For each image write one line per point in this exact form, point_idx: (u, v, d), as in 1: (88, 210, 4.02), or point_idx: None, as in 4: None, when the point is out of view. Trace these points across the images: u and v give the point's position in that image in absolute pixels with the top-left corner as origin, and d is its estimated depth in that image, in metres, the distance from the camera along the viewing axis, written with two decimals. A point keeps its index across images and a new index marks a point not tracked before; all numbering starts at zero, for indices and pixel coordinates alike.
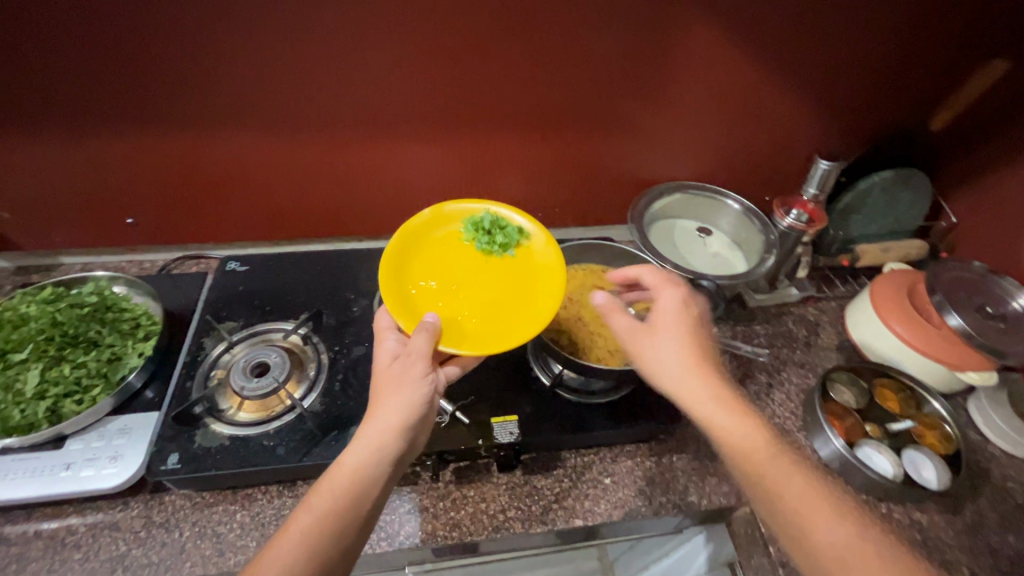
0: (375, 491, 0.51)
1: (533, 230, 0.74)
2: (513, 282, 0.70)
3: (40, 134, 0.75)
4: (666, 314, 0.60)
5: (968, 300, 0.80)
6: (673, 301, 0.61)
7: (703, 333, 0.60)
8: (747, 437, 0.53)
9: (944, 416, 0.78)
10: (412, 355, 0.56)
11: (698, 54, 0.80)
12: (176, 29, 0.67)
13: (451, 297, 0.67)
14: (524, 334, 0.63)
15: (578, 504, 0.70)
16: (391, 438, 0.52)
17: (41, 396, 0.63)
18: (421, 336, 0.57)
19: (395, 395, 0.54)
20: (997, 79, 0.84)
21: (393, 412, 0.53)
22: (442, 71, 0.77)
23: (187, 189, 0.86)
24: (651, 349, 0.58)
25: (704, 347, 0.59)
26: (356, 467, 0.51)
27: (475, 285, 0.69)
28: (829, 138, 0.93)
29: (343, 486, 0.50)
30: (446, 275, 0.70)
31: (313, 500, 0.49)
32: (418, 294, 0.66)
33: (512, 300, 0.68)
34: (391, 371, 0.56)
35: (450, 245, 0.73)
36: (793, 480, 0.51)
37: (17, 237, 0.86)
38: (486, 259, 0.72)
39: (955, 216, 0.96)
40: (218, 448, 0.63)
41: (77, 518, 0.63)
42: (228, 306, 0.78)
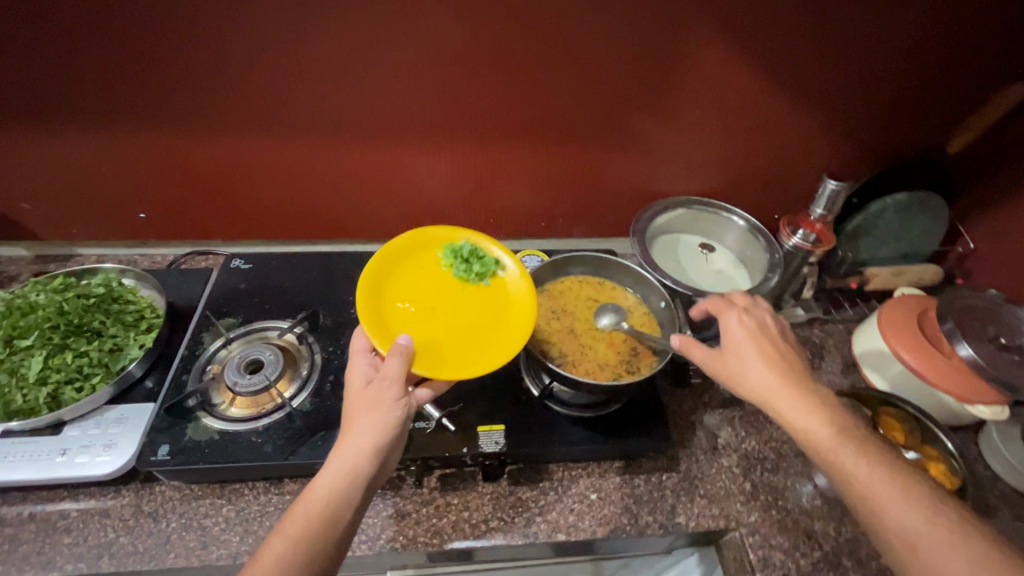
0: (348, 514, 0.51)
1: (509, 261, 0.74)
2: (485, 311, 0.71)
3: (59, 129, 0.77)
4: (732, 325, 0.63)
5: (981, 329, 0.77)
6: (734, 310, 0.64)
7: (774, 332, 0.62)
8: (824, 429, 0.54)
9: (951, 451, 0.74)
10: (386, 380, 0.57)
11: (706, 70, 0.79)
12: (188, 32, 0.69)
13: (424, 322, 0.69)
14: (490, 363, 0.64)
15: (562, 518, 0.69)
16: (364, 461, 0.53)
17: (43, 382, 0.65)
18: (395, 359, 0.58)
19: (367, 419, 0.54)
20: (1019, 102, 0.81)
21: (365, 436, 0.53)
22: (447, 79, 0.78)
23: (197, 186, 0.88)
24: (729, 362, 0.61)
25: (775, 348, 0.61)
26: (328, 491, 0.51)
27: (448, 312, 0.71)
28: (840, 158, 0.91)
29: (316, 510, 0.50)
30: (422, 299, 0.71)
31: (286, 526, 0.50)
32: (393, 316, 0.67)
33: (482, 330, 0.69)
34: (363, 395, 0.56)
35: (429, 269, 0.74)
36: (867, 465, 0.52)
37: (36, 227, 0.90)
38: (462, 286, 0.73)
39: (972, 242, 0.92)
40: (207, 442, 0.65)
41: (71, 502, 0.65)
42: (229, 302, 0.79)
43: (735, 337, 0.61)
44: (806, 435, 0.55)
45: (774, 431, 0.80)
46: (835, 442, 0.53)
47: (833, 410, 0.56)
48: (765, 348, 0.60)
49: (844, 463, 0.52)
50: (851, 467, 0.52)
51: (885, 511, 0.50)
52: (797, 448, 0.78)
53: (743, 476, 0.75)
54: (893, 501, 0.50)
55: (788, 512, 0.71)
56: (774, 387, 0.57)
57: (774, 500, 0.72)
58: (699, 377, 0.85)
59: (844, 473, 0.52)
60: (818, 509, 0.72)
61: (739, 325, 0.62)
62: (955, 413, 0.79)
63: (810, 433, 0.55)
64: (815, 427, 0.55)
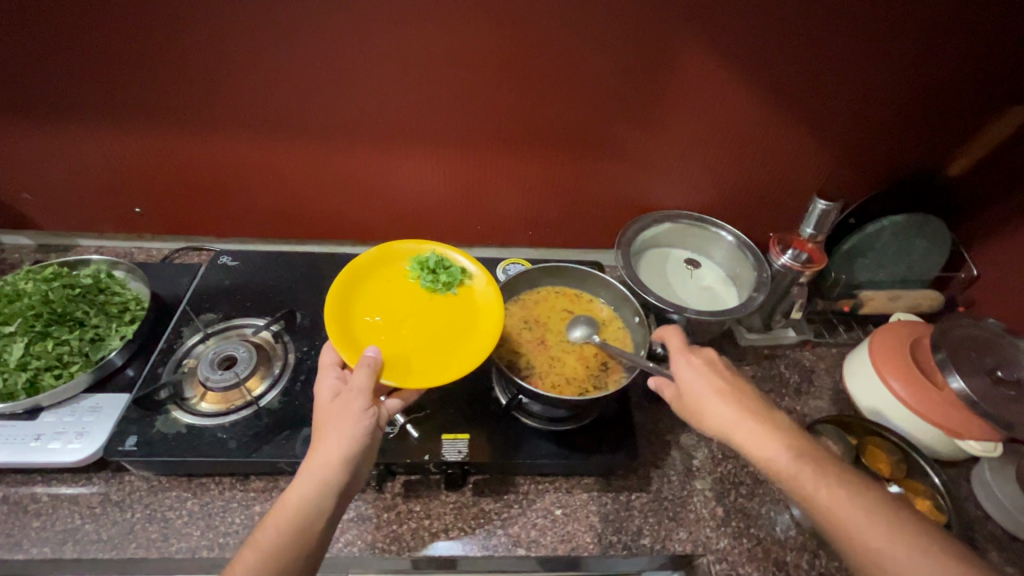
0: (320, 524, 0.51)
1: (475, 268, 0.76)
2: (454, 318, 0.72)
3: (58, 125, 0.80)
4: (680, 366, 0.61)
5: (978, 360, 0.72)
6: (679, 349, 0.62)
7: (722, 365, 0.61)
8: (784, 456, 0.52)
9: (939, 487, 0.70)
10: (352, 391, 0.57)
11: (694, 84, 0.78)
12: (179, 35, 0.71)
13: (393, 332, 0.69)
14: (458, 369, 0.65)
15: (523, 533, 0.67)
16: (334, 473, 0.52)
17: (23, 367, 0.66)
18: (362, 371, 0.58)
19: (335, 430, 0.54)
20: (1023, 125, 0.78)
21: (332, 447, 0.53)
22: (432, 86, 0.78)
23: (190, 184, 0.91)
24: (689, 405, 0.59)
25: (727, 381, 0.59)
26: (298, 502, 0.51)
27: (416, 320, 0.71)
28: (836, 178, 0.89)
29: (287, 524, 0.50)
30: (390, 310, 0.72)
31: (258, 538, 0.50)
32: (361, 328, 0.68)
33: (451, 338, 0.70)
34: (330, 408, 0.56)
35: (397, 281, 0.75)
36: (826, 487, 0.50)
37: (39, 218, 0.94)
38: (430, 297, 0.74)
39: (977, 269, 0.88)
40: (174, 435, 0.66)
41: (42, 487, 0.67)
42: (211, 299, 0.82)
43: (688, 378, 0.59)
44: (769, 465, 0.53)
45: None
46: (796, 466, 0.51)
47: (791, 434, 0.54)
48: (718, 384, 0.58)
49: (807, 489, 0.50)
50: (813, 493, 0.50)
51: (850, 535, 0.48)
52: None
53: (715, 500, 0.72)
54: (854, 523, 0.48)
55: (759, 541, 0.69)
56: (733, 423, 0.55)
57: (747, 527, 0.70)
58: None
59: (807, 499, 0.50)
60: (793, 540, 0.69)
61: (688, 366, 0.60)
62: (948, 446, 0.74)
63: (771, 462, 0.53)
64: (775, 455, 0.53)
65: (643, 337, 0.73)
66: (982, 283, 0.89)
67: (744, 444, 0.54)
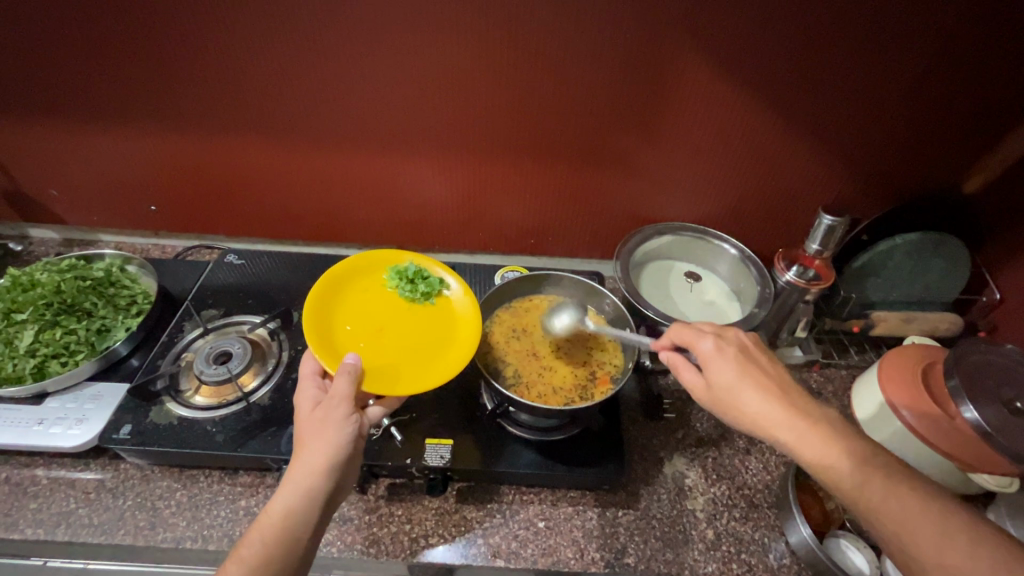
0: (305, 533, 0.50)
1: (454, 279, 0.77)
2: (432, 328, 0.72)
3: (81, 124, 0.85)
4: (709, 352, 0.56)
5: (994, 390, 0.67)
6: (710, 336, 0.58)
7: (753, 352, 0.57)
8: (843, 459, 0.47)
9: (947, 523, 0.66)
10: (333, 399, 0.55)
11: (695, 95, 0.77)
12: (190, 43, 0.74)
13: (371, 340, 0.70)
14: (439, 377, 0.65)
15: (504, 544, 0.66)
16: (318, 481, 0.51)
17: (32, 353, 0.70)
18: (343, 378, 0.57)
19: (317, 438, 0.53)
20: None
21: (317, 455, 0.52)
22: (432, 94, 0.79)
23: (202, 185, 0.94)
24: (721, 394, 0.55)
25: (762, 372, 0.55)
26: (283, 513, 0.50)
27: (396, 328, 0.72)
28: (847, 193, 0.86)
29: (272, 533, 0.49)
30: (369, 318, 0.72)
31: (242, 551, 0.48)
32: (341, 337, 0.68)
33: (429, 347, 0.70)
34: (312, 417, 0.55)
35: (376, 290, 0.76)
36: (895, 496, 0.45)
37: (64, 213, 0.99)
38: (409, 306, 0.75)
39: (999, 292, 0.84)
40: (166, 426, 0.68)
41: (43, 470, 0.69)
42: (215, 295, 0.84)
43: (721, 365, 0.55)
44: (820, 467, 0.48)
45: (750, 477, 0.75)
46: (860, 473, 0.46)
47: (842, 433, 0.50)
48: (756, 373, 0.55)
49: (870, 498, 0.45)
50: (881, 502, 0.45)
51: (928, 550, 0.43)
52: (771, 499, 0.73)
53: (706, 522, 0.70)
54: (931, 540, 0.43)
55: (751, 567, 0.66)
56: (777, 416, 0.51)
57: (738, 552, 0.67)
58: (673, 412, 0.81)
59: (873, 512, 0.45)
60: (786, 568, 0.66)
61: (718, 352, 0.56)
62: (958, 476, 0.71)
63: (830, 468, 0.47)
64: (829, 456, 0.48)
65: (631, 351, 0.73)
66: (1006, 307, 0.84)
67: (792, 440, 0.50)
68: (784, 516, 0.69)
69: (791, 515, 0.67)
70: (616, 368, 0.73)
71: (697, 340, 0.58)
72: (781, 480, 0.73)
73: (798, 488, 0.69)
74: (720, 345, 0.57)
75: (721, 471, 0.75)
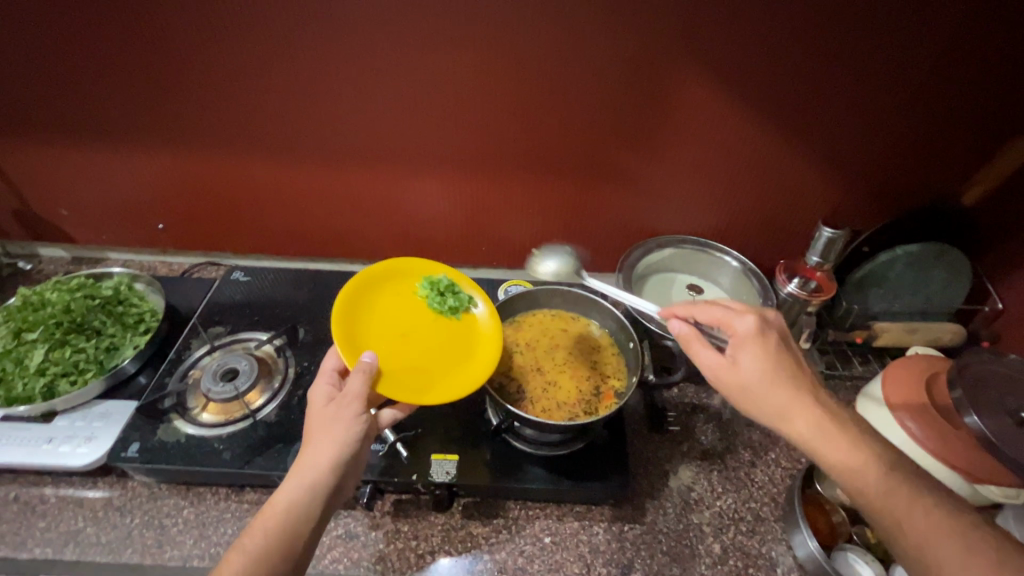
0: (305, 530, 0.49)
1: (482, 299, 0.78)
2: (450, 343, 0.73)
3: (90, 145, 0.87)
4: (746, 332, 0.55)
5: (998, 399, 0.66)
6: (753, 319, 0.56)
7: (787, 341, 0.56)
8: (871, 464, 0.48)
9: None
10: (346, 397, 0.56)
11: (692, 111, 0.78)
12: (198, 65, 0.76)
13: (391, 343, 0.70)
14: (450, 394, 0.65)
15: (510, 559, 0.66)
16: (323, 477, 0.51)
17: (42, 372, 0.71)
18: (357, 377, 0.58)
19: (326, 434, 0.53)
20: None
21: (323, 452, 0.52)
22: (433, 113, 0.81)
23: (208, 203, 0.95)
24: (750, 379, 0.53)
25: (797, 362, 0.55)
26: (287, 506, 0.49)
27: (417, 337, 0.72)
28: (847, 204, 0.86)
29: (276, 526, 0.48)
30: (394, 322, 0.73)
31: (245, 540, 0.47)
32: (365, 333, 0.69)
33: (444, 361, 0.70)
34: (324, 413, 0.55)
35: (407, 295, 0.76)
36: (920, 509, 0.45)
37: (74, 232, 1.00)
38: (434, 318, 0.75)
39: (1001, 302, 0.84)
40: (173, 444, 0.68)
41: (51, 488, 0.69)
42: (222, 313, 0.85)
43: (756, 348, 0.54)
44: (842, 464, 0.49)
45: (756, 490, 0.75)
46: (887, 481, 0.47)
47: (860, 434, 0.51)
48: (791, 361, 0.54)
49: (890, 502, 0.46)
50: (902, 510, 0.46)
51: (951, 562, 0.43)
52: (777, 512, 0.73)
53: (713, 536, 0.69)
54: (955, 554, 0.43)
55: None
56: (809, 411, 0.51)
57: (745, 566, 0.67)
58: (678, 426, 0.81)
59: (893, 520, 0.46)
60: None
61: (756, 334, 0.55)
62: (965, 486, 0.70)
63: (857, 471, 0.48)
64: (850, 455, 0.49)
65: (635, 365, 0.73)
66: (1009, 316, 0.84)
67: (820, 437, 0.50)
68: (790, 530, 0.69)
69: (798, 528, 0.67)
70: (621, 382, 0.73)
71: (734, 320, 0.56)
72: (787, 493, 0.73)
73: (805, 501, 0.69)
74: (760, 327, 0.55)
75: (727, 485, 0.75)
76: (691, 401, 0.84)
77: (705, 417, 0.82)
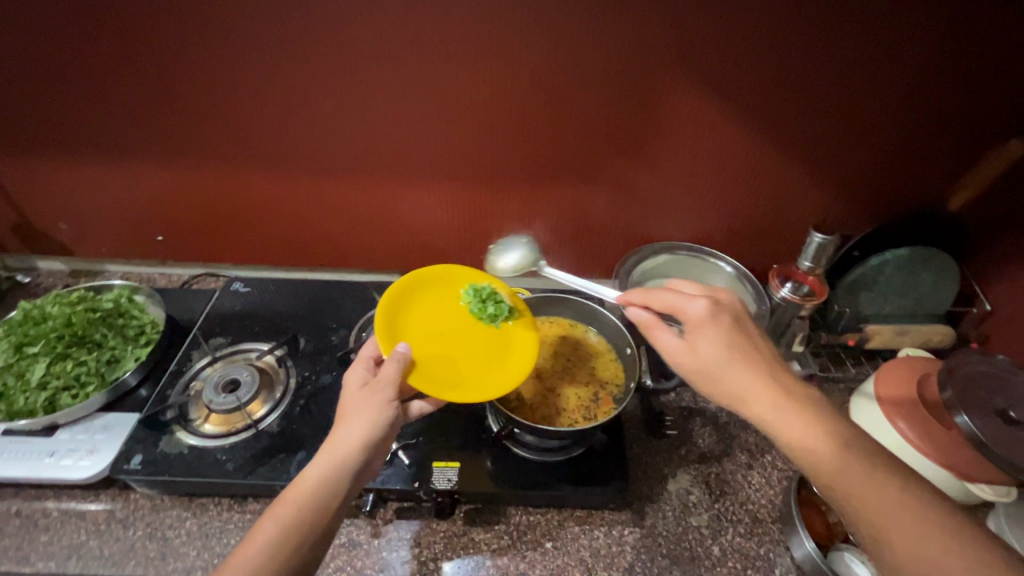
0: (333, 506, 0.50)
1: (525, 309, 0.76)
2: (489, 347, 0.71)
3: (89, 160, 0.87)
4: (699, 317, 0.55)
5: (986, 399, 0.68)
6: (705, 304, 0.55)
7: (744, 323, 0.56)
8: (826, 443, 0.48)
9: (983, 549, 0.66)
10: (381, 382, 0.57)
11: (685, 120, 0.79)
12: (197, 81, 0.77)
13: (431, 341, 0.70)
14: (473, 397, 0.64)
15: (512, 564, 0.67)
16: (353, 454, 0.53)
17: (43, 386, 0.71)
18: (392, 364, 0.60)
19: (360, 414, 0.55)
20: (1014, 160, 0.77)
21: (355, 431, 0.54)
22: (430, 125, 0.82)
23: (207, 215, 0.96)
24: (707, 363, 0.53)
25: (752, 343, 0.54)
26: (317, 481, 0.51)
27: (454, 338, 0.71)
28: (838, 209, 0.88)
29: (306, 499, 0.50)
30: (437, 322, 0.72)
31: (276, 509, 0.49)
32: (407, 329, 0.70)
33: (480, 364, 0.69)
34: (358, 395, 0.56)
35: (452, 296, 0.76)
36: (876, 487, 0.45)
37: (73, 245, 1.01)
38: (474, 322, 0.74)
39: (989, 303, 0.86)
40: (176, 455, 0.68)
41: (53, 502, 0.69)
42: (222, 324, 0.86)
43: (710, 332, 0.54)
44: (796, 447, 0.48)
45: (754, 492, 0.76)
46: (842, 459, 0.46)
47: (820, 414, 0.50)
48: (744, 341, 0.54)
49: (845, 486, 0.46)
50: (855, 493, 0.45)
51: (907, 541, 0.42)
52: (775, 514, 0.74)
53: (712, 538, 0.70)
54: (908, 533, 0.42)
55: None
56: (762, 391, 0.51)
57: (744, 568, 0.68)
58: (675, 430, 0.82)
59: (850, 499, 0.45)
60: None
61: (709, 318, 0.55)
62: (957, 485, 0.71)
63: (813, 451, 0.47)
64: (804, 437, 0.48)
65: (633, 371, 0.75)
66: (997, 317, 0.86)
67: (774, 417, 0.50)
68: (788, 531, 0.70)
69: (795, 530, 0.68)
70: (619, 388, 0.74)
71: (687, 305, 0.56)
72: (784, 494, 0.74)
73: (802, 503, 0.70)
74: (713, 310, 0.55)
75: (725, 488, 0.76)
76: (688, 405, 0.86)
77: (703, 421, 0.84)
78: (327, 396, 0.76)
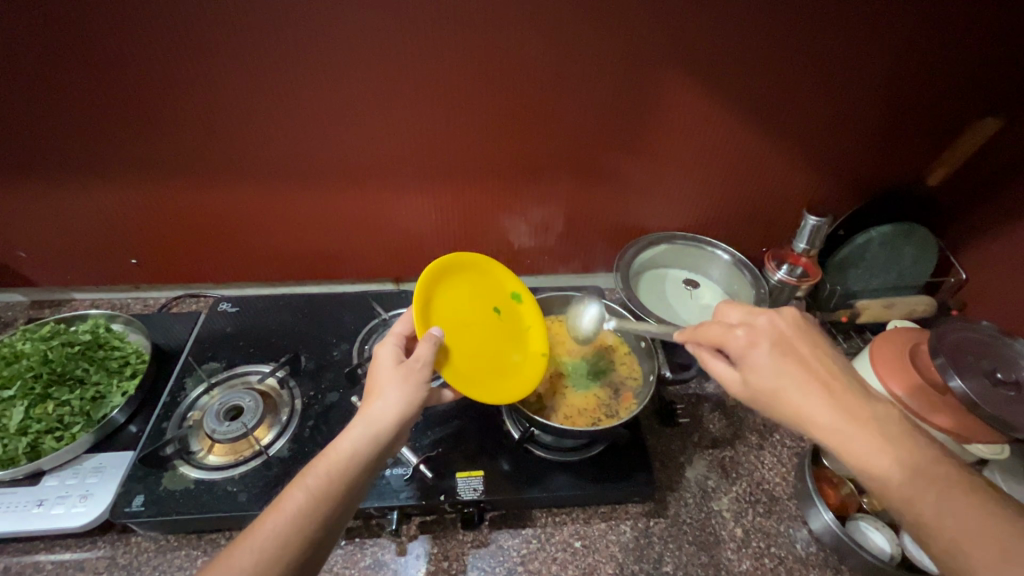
0: (364, 476, 0.50)
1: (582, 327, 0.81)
2: (506, 347, 0.71)
3: (48, 182, 0.81)
4: (742, 349, 0.52)
5: (975, 363, 0.72)
6: (746, 341, 0.52)
7: (796, 345, 0.52)
8: (896, 470, 0.44)
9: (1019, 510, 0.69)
10: (416, 363, 0.56)
11: (679, 112, 0.80)
12: (169, 93, 0.72)
13: (459, 331, 0.67)
14: (495, 396, 0.64)
15: (544, 568, 0.66)
16: (387, 430, 0.52)
17: (23, 432, 0.65)
18: (426, 345, 0.58)
19: (391, 389, 0.54)
20: (987, 137, 0.83)
21: (388, 408, 0.52)
22: (423, 128, 0.80)
23: (184, 234, 0.90)
24: (761, 395, 0.51)
25: (803, 364, 0.50)
26: (350, 453, 0.49)
27: (479, 331, 0.69)
28: (823, 190, 0.92)
29: (339, 470, 0.48)
30: (464, 312, 0.69)
31: (308, 478, 0.47)
32: (441, 311, 0.66)
33: (499, 362, 0.69)
34: (392, 371, 0.55)
35: (478, 286, 0.73)
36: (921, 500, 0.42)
37: (33, 274, 0.93)
38: (496, 317, 0.73)
39: (964, 272, 0.92)
40: (182, 492, 0.65)
41: (45, 555, 0.64)
42: (214, 347, 0.82)
43: (756, 364, 0.51)
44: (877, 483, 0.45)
45: (767, 471, 0.78)
46: (914, 489, 0.43)
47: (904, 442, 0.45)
48: (797, 370, 0.50)
49: (923, 517, 0.43)
50: (930, 520, 0.42)
51: (952, 557, 0.41)
52: (790, 491, 0.76)
53: (734, 521, 0.72)
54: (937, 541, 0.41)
55: (781, 560, 0.68)
56: (826, 423, 0.47)
57: (768, 547, 0.69)
58: (687, 417, 0.83)
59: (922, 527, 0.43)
60: (814, 556, 0.69)
61: (752, 348, 0.52)
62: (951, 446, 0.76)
63: (883, 480, 0.44)
64: (887, 472, 0.44)
65: (649, 363, 0.77)
66: (972, 285, 0.92)
67: (842, 446, 0.46)
68: (805, 506, 0.72)
69: (812, 503, 0.70)
70: (637, 381, 0.77)
71: (725, 335, 0.54)
72: (796, 471, 0.77)
73: (817, 479, 0.73)
74: (752, 338, 0.52)
75: (741, 471, 0.78)
76: (695, 392, 0.87)
77: (712, 407, 0.85)
78: (336, 414, 0.74)
